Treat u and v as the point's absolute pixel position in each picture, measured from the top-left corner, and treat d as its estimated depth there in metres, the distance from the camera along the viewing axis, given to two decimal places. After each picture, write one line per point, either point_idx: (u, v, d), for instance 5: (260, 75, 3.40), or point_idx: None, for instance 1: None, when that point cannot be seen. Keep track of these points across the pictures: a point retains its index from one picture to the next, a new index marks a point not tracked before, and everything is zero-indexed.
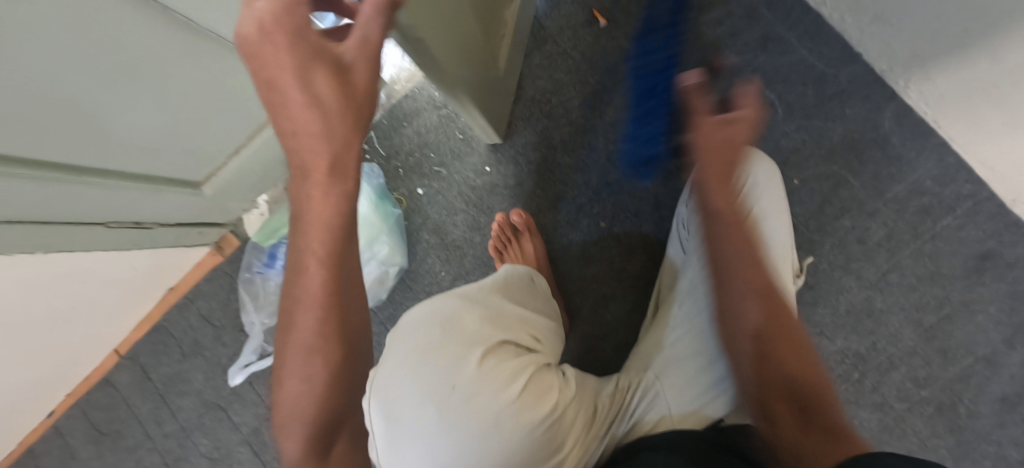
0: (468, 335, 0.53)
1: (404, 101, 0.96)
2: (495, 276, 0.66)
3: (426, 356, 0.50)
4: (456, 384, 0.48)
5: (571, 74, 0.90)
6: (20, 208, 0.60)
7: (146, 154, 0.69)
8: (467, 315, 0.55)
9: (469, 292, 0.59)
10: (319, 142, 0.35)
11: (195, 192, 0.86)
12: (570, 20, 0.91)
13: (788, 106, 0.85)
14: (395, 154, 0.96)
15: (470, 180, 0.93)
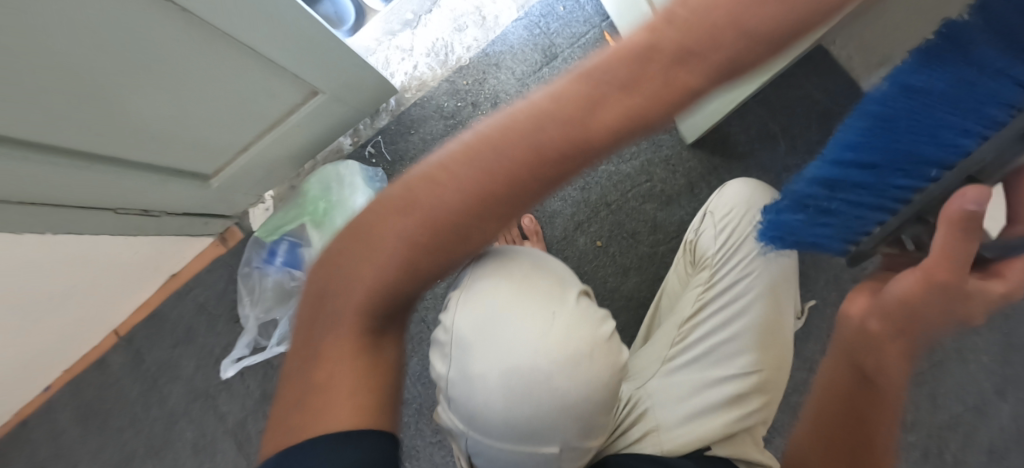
0: (562, 281, 0.58)
1: (413, 108, 0.98)
2: None
3: (522, 288, 0.54)
4: (555, 319, 0.53)
5: None
6: (34, 189, 0.62)
7: (160, 146, 0.72)
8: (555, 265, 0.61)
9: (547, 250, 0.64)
10: (629, 112, 0.26)
11: (203, 184, 0.88)
12: (582, 41, 0.93)
13: (793, 141, 0.85)
14: (400, 159, 0.98)
15: None
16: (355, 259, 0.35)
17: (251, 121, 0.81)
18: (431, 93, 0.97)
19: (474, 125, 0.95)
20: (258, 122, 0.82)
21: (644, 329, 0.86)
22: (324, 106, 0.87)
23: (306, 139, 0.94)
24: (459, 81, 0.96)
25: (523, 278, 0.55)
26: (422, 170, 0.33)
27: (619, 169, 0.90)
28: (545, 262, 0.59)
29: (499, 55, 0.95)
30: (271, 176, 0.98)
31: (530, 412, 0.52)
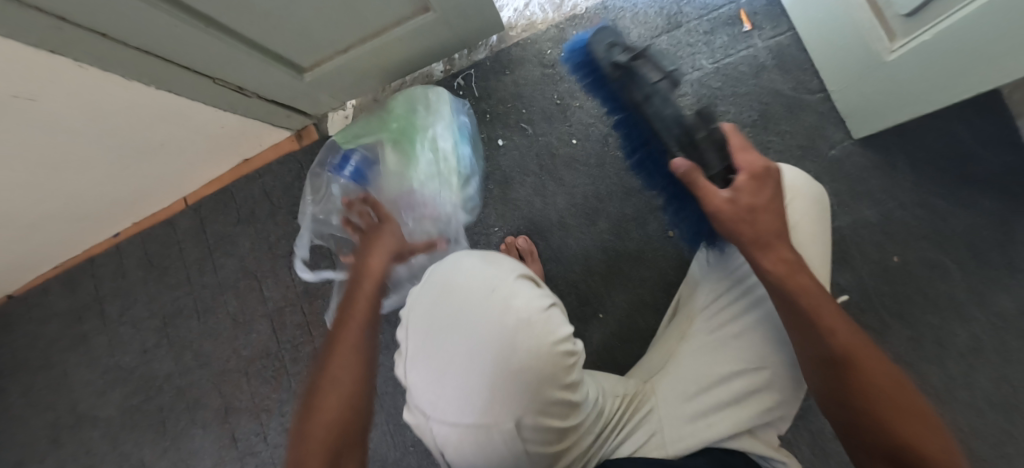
0: (501, 277, 0.56)
1: (514, 48, 0.93)
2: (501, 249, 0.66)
3: (450, 308, 0.53)
4: (480, 313, 0.52)
5: (695, 72, 0.84)
6: (144, 31, 0.66)
7: (267, 25, 0.73)
8: (473, 287, 0.54)
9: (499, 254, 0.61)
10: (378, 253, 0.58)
11: (297, 75, 0.88)
12: (714, 15, 0.84)
13: (915, 179, 0.77)
14: (487, 97, 0.95)
15: (552, 146, 0.90)
16: (336, 361, 0.49)
17: (356, 26, 0.79)
18: (537, 37, 0.92)
19: (573, 80, 0.90)
20: (361, 29, 0.81)
21: (670, 313, 0.83)
22: (430, 27, 0.85)
23: (401, 57, 0.92)
24: (570, 29, 0.91)
25: (423, 314, 0.55)
26: (365, 264, 0.57)
27: None
28: (449, 290, 0.55)
29: (618, 12, 0.89)
30: (359, 84, 0.97)
31: (470, 403, 0.50)
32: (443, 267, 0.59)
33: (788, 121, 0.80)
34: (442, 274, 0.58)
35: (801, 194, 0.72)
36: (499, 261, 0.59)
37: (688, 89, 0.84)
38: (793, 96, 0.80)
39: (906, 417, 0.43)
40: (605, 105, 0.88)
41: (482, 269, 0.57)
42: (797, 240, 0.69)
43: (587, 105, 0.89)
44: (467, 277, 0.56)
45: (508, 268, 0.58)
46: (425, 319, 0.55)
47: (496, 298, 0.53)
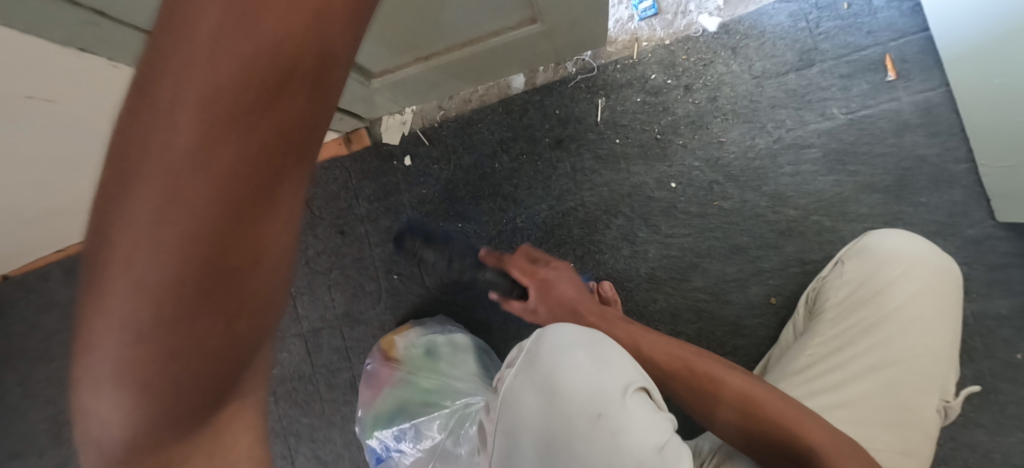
0: (601, 389, 0.47)
1: (613, 67, 0.81)
2: (591, 331, 0.53)
3: (546, 420, 0.48)
4: (574, 432, 0.46)
5: (824, 121, 0.74)
6: None
7: None
8: (582, 404, 0.47)
9: (595, 351, 0.50)
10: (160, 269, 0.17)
11: (364, 82, 0.74)
12: (855, 56, 0.73)
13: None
14: (575, 121, 0.83)
15: (648, 188, 0.80)
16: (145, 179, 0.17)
17: (448, 31, 0.66)
18: (641, 58, 0.80)
19: (678, 113, 0.79)
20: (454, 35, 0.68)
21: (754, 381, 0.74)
22: (530, 38, 0.72)
23: (483, 68, 0.79)
24: (681, 53, 0.78)
25: (519, 420, 0.49)
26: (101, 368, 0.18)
27: (835, 229, 0.74)
28: (551, 404, 0.48)
29: (740, 39, 0.77)
30: (429, 91, 0.84)
31: None
32: (549, 359, 0.50)
33: (927, 193, 0.71)
34: (544, 369, 0.49)
35: (919, 262, 0.65)
36: (608, 364, 0.49)
37: (815, 140, 0.74)
38: (938, 165, 0.71)
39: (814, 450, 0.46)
40: (714, 148, 0.77)
41: (591, 381, 0.48)
42: (918, 318, 0.64)
43: (692, 145, 0.78)
44: (572, 388, 0.48)
45: (614, 376, 0.48)
46: (523, 420, 0.49)
47: (602, 432, 0.45)
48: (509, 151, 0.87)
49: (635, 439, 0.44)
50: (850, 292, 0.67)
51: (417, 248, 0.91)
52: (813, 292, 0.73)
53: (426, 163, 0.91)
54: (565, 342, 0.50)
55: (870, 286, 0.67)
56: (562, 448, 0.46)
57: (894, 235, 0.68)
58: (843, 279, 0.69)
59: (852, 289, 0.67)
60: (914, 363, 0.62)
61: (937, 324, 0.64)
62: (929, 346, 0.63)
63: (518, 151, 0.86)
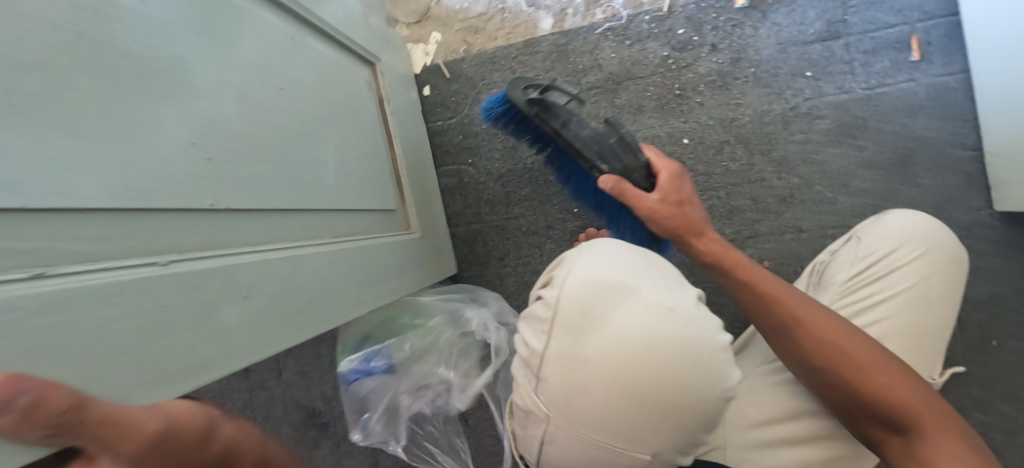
0: (666, 289, 0.47)
1: (642, 18, 0.82)
2: (640, 255, 0.54)
3: (611, 313, 0.44)
4: (647, 323, 0.42)
5: (841, 94, 0.75)
6: None
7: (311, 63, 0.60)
8: (645, 293, 0.45)
9: (648, 267, 0.51)
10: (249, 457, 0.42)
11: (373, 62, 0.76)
12: (881, 33, 0.74)
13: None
14: (596, 68, 0.84)
15: (660, 143, 0.82)
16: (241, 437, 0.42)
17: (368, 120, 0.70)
18: (671, 11, 0.80)
19: (700, 71, 0.79)
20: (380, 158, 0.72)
21: (742, 337, 0.77)
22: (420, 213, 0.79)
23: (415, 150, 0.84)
24: (711, 11, 0.79)
25: (580, 316, 0.45)
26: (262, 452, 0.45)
27: (835, 201, 0.76)
28: (618, 297, 0.45)
29: (772, 3, 0.77)
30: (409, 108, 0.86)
31: (608, 418, 0.41)
32: (604, 262, 0.50)
33: (929, 175, 0.73)
34: (602, 267, 0.49)
35: (931, 244, 0.65)
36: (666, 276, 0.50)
37: (829, 112, 0.75)
38: (943, 149, 0.72)
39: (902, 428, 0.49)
40: (730, 110, 0.79)
41: (648, 279, 0.48)
42: (920, 299, 0.64)
43: (709, 104, 0.79)
44: (632, 281, 0.47)
45: (671, 283, 0.50)
46: (575, 306, 0.45)
47: (673, 324, 0.43)
48: None
49: (708, 331, 0.44)
50: (860, 267, 0.68)
51: None
52: (821, 265, 0.74)
53: (443, 95, 0.92)
54: (618, 258, 0.51)
55: (877, 264, 0.67)
56: (618, 329, 0.42)
57: (915, 219, 0.67)
58: (851, 252, 0.70)
59: (862, 264, 0.68)
60: (905, 340, 0.63)
61: (937, 303, 0.64)
62: (923, 326, 0.63)
63: None
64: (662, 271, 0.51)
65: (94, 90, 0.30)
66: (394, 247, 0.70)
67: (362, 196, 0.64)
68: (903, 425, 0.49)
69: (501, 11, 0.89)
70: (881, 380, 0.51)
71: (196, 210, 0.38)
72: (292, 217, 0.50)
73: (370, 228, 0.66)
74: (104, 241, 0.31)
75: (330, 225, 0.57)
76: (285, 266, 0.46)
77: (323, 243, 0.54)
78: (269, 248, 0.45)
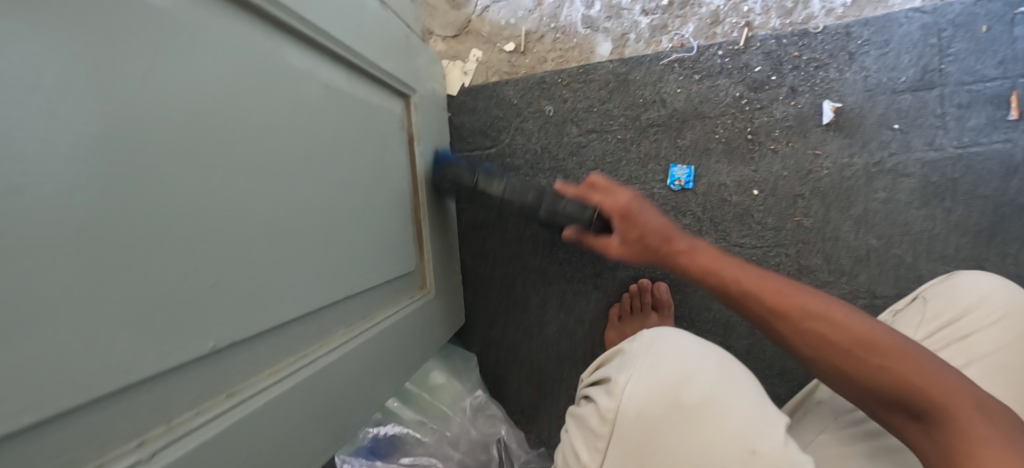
0: (750, 414, 0.38)
1: (715, 50, 0.73)
2: (719, 351, 0.44)
3: (685, 446, 0.36)
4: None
5: (931, 151, 0.69)
6: None
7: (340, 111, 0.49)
8: (729, 418, 0.37)
9: (728, 372, 0.41)
10: None
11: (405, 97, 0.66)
12: (978, 86, 0.67)
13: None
14: (658, 103, 0.76)
15: (725, 191, 0.74)
16: None
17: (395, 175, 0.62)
18: (748, 45, 0.72)
19: (776, 115, 0.72)
20: (403, 213, 0.64)
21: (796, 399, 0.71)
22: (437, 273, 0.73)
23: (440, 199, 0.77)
24: (792, 49, 0.71)
25: (642, 443, 0.37)
26: None
27: (914, 266, 0.70)
28: (689, 427, 0.37)
29: (861, 44, 0.69)
30: (439, 144, 0.78)
31: None
32: (679, 363, 0.40)
33: (1016, 244, 0.68)
34: (675, 372, 0.39)
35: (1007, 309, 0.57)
36: (751, 390, 0.40)
37: (916, 170, 0.69)
38: None
39: (873, 355, 0.40)
40: (807, 160, 0.72)
41: (731, 391, 0.39)
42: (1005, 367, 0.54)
43: (783, 152, 0.72)
44: (712, 399, 0.38)
45: (758, 399, 0.40)
46: (641, 426, 0.37)
47: None
48: (580, 124, 0.79)
49: None
50: (925, 330, 0.60)
51: (459, 213, 0.84)
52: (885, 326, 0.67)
53: (482, 121, 0.82)
54: (688, 357, 0.41)
55: (945, 328, 0.59)
56: None
57: (986, 284, 0.60)
58: (915, 316, 0.63)
59: (926, 328, 0.60)
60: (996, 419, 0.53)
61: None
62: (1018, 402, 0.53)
63: (588, 126, 0.79)
64: (743, 378, 0.41)
65: (63, 249, 0.23)
66: (407, 319, 0.63)
67: (379, 269, 0.56)
68: (878, 379, 0.40)
69: (552, 30, 0.79)
70: (850, 346, 0.42)
71: (189, 364, 0.31)
72: (302, 325, 0.43)
73: (384, 302, 0.59)
74: (69, 449, 0.24)
75: (345, 314, 0.50)
76: (288, 396, 0.39)
77: (330, 346, 0.47)
78: (279, 377, 0.39)
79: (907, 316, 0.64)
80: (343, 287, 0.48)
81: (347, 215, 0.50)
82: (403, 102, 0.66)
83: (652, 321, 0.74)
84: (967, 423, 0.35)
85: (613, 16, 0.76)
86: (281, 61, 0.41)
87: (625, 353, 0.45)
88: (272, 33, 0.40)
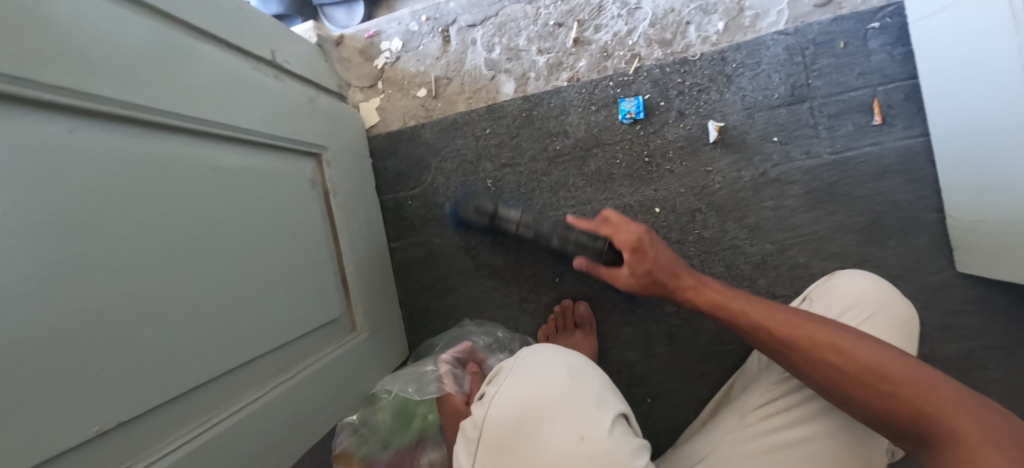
0: (584, 406, 0.50)
1: (609, 82, 0.79)
2: (572, 361, 0.57)
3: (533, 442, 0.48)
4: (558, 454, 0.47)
5: (809, 159, 0.75)
6: (127, 27, 0.43)
7: (236, 184, 0.53)
8: (576, 405, 0.50)
9: (576, 376, 0.54)
10: None
11: (317, 152, 0.70)
12: (845, 97, 0.73)
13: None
14: (563, 134, 0.81)
15: (631, 211, 0.79)
16: None
17: (310, 229, 0.66)
18: (637, 75, 0.78)
19: (669, 137, 0.78)
20: (324, 262, 0.68)
21: (712, 403, 0.75)
22: (368, 317, 0.76)
23: (368, 242, 0.80)
24: (676, 76, 0.77)
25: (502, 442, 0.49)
26: None
27: (807, 266, 0.75)
28: (539, 422, 0.49)
29: (736, 67, 0.75)
30: (363, 190, 0.82)
31: None
32: (536, 375, 0.53)
33: (896, 238, 0.73)
34: (533, 382, 0.52)
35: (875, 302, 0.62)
36: (593, 391, 0.53)
37: (798, 178, 0.75)
38: (910, 212, 0.73)
39: (890, 377, 0.44)
40: (699, 176, 0.77)
41: (575, 385, 0.52)
42: None
43: (679, 171, 0.78)
44: (557, 397, 0.50)
45: (600, 397, 0.53)
46: (500, 429, 0.49)
47: (585, 458, 0.46)
48: (493, 159, 0.83)
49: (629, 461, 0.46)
50: None
51: (392, 252, 0.88)
52: None
53: (405, 164, 0.87)
54: (543, 369, 0.54)
55: None
56: (539, 460, 0.47)
57: (856, 280, 0.65)
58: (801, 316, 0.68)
59: None
60: None
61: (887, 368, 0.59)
62: None
63: (502, 160, 0.83)
64: (588, 381, 0.54)
65: None
66: (334, 362, 0.67)
67: (295, 323, 0.60)
68: (926, 434, 0.42)
69: (459, 74, 0.84)
70: (850, 355, 0.46)
71: (72, 449, 0.35)
72: (211, 388, 0.47)
73: (307, 351, 0.63)
74: None
75: (257, 371, 0.54)
76: (185, 461, 0.43)
77: (237, 405, 0.50)
78: (176, 446, 0.42)
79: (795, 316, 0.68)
80: (256, 345, 0.53)
81: (255, 278, 0.54)
82: (315, 159, 0.70)
83: (576, 338, 0.79)
84: (1003, 454, 0.37)
85: (513, 57, 0.82)
86: (164, 154, 0.45)
87: (499, 372, 0.58)
88: (154, 132, 0.45)
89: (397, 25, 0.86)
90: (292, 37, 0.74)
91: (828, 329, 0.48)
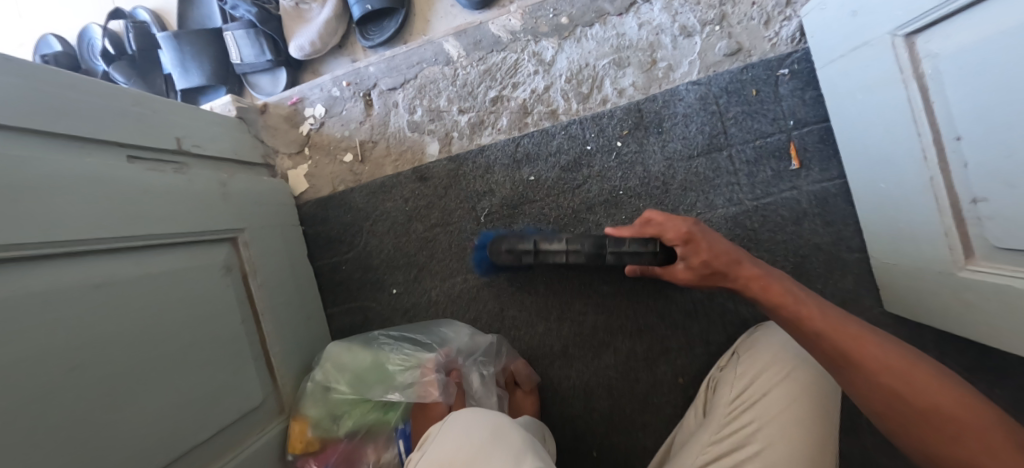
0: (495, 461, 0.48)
1: (532, 138, 0.79)
2: (491, 412, 0.56)
3: None
4: None
5: (731, 206, 0.75)
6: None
7: (129, 290, 0.52)
8: (489, 455, 0.48)
9: (494, 427, 0.53)
10: None
11: (233, 235, 0.70)
12: (761, 142, 0.74)
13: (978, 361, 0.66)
14: (489, 192, 0.80)
15: (563, 266, 0.79)
16: None
17: (227, 316, 0.65)
18: (558, 129, 0.78)
19: (592, 192, 0.78)
20: (245, 347, 0.67)
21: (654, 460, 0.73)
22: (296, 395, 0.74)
23: (298, 313, 0.79)
24: (594, 130, 0.77)
25: None
26: None
27: (737, 312, 0.75)
28: None
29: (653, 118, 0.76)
30: (292, 261, 0.81)
31: None
32: (455, 435, 0.52)
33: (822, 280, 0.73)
34: (453, 446, 0.51)
35: (794, 356, 0.59)
36: (505, 442, 0.50)
37: (721, 225, 0.75)
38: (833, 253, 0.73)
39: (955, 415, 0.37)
40: (625, 226, 0.77)
41: (493, 438, 0.51)
42: (795, 417, 0.55)
43: (606, 224, 0.77)
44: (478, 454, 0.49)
45: (513, 446, 0.50)
46: None
47: None
48: (422, 220, 0.83)
49: None
50: (734, 388, 0.61)
51: (329, 319, 0.88)
52: (712, 380, 0.69)
53: (336, 229, 0.86)
54: (466, 426, 0.53)
55: (748, 384, 0.60)
56: None
57: (781, 333, 0.62)
58: (730, 374, 0.64)
59: (734, 387, 0.61)
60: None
61: (818, 425, 0.54)
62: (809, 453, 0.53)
63: (431, 221, 0.82)
64: (504, 429, 0.53)
65: None
66: (257, 453, 0.65)
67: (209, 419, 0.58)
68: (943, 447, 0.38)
69: (384, 137, 0.84)
70: (919, 388, 0.40)
71: None
72: None
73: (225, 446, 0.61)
74: None
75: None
76: None
77: None
78: None
79: (727, 374, 0.64)
80: (159, 456, 0.51)
81: (156, 383, 0.53)
82: (230, 243, 0.69)
83: (516, 398, 0.78)
84: None
85: (435, 118, 0.82)
86: (40, 281, 0.44)
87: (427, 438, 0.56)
88: (26, 261, 0.43)
89: (320, 91, 0.86)
90: (207, 118, 0.73)
91: (943, 385, 0.39)
